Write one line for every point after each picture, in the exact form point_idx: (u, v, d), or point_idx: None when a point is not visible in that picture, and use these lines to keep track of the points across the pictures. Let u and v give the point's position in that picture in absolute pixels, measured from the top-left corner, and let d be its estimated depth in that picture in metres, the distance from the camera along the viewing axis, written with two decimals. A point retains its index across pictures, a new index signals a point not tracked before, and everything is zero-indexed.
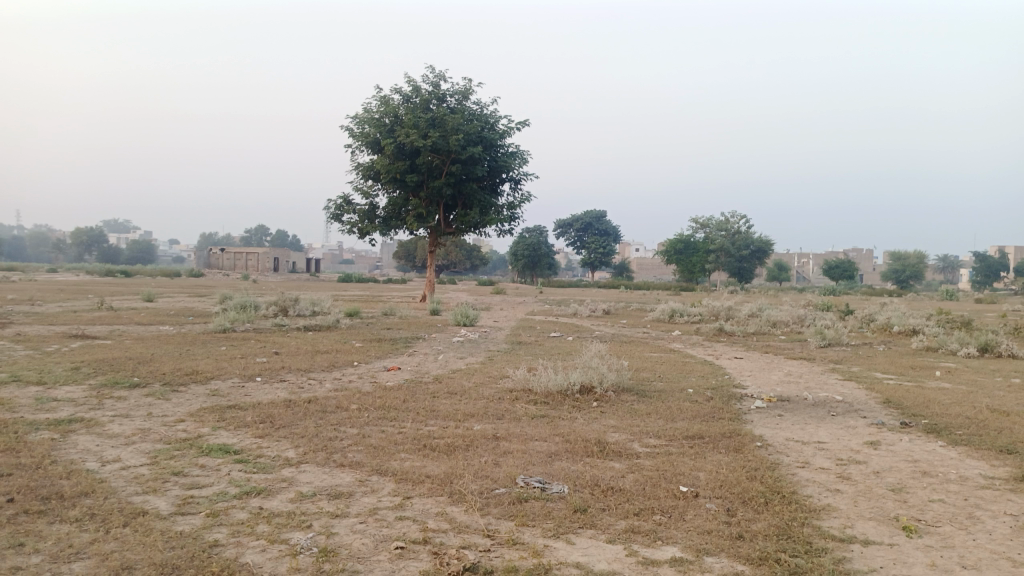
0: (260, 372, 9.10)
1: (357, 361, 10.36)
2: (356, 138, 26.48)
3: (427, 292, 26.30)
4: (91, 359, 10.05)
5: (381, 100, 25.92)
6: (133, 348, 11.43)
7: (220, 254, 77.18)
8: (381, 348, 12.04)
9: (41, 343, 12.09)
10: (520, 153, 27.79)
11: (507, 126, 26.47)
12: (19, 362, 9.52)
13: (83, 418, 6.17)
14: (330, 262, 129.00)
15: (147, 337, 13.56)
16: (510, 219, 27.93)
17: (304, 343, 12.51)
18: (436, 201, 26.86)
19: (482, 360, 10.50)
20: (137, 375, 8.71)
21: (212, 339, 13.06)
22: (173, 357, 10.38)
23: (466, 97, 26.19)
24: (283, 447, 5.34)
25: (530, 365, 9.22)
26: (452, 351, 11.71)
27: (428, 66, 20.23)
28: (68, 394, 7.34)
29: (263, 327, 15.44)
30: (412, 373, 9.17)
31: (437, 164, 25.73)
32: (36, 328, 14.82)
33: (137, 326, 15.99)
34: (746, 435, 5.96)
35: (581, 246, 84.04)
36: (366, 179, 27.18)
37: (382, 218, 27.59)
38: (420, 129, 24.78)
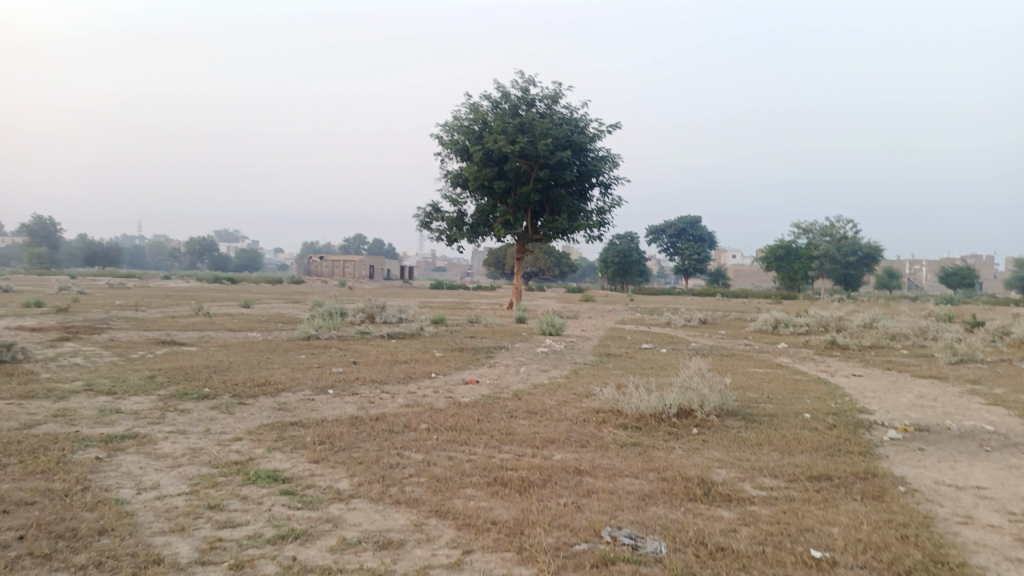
0: (332, 384, 8.63)
1: (435, 372, 9.77)
2: (445, 146, 26.31)
3: (514, 299, 25.72)
4: (170, 366, 9.90)
5: (470, 106, 25.67)
6: (214, 356, 11.27)
7: (318, 263, 79.79)
8: (462, 359, 11.42)
9: (130, 349, 12.17)
10: (611, 157, 26.86)
11: (598, 129, 25.61)
12: (99, 369, 9.44)
13: (137, 434, 5.77)
14: (423, 270, 131.63)
15: (232, 344, 13.49)
16: (600, 225, 27.00)
17: (385, 352, 12.07)
18: (524, 207, 26.27)
19: (567, 375, 9.69)
20: (210, 385, 8.41)
21: (294, 346, 12.85)
22: (250, 366, 10.10)
23: (555, 101, 25.56)
24: (337, 476, 4.71)
25: (619, 382, 8.34)
26: (536, 363, 10.97)
27: (519, 72, 20.79)
28: (132, 405, 7.03)
29: (346, 334, 15.21)
30: (491, 387, 8.47)
31: (526, 169, 25.16)
32: (132, 333, 15.11)
33: (227, 332, 16.10)
34: (884, 477, 4.90)
35: (674, 252, 81.84)
36: (454, 186, 26.95)
37: (470, 225, 27.26)
38: (508, 134, 24.34)
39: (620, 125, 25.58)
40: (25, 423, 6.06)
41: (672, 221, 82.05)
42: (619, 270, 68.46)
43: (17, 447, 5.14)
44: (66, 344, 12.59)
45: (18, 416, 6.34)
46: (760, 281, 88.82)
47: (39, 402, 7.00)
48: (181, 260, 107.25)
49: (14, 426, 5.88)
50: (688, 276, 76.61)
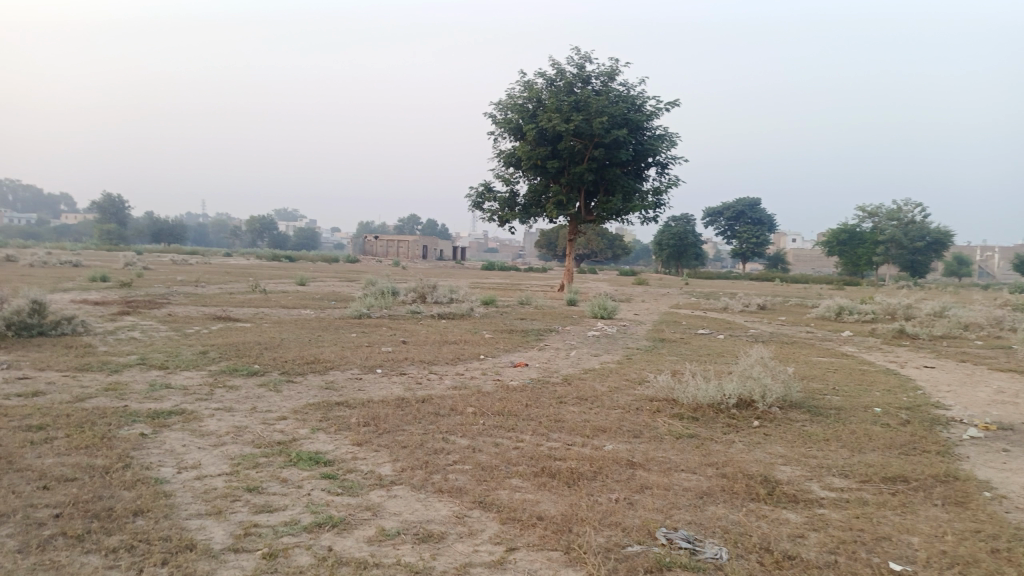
0: (380, 363, 8.52)
1: (484, 354, 9.59)
2: (499, 125, 26.02)
3: (565, 281, 25.39)
4: (222, 342, 9.96)
5: (524, 84, 25.28)
6: (266, 332, 11.33)
7: (373, 242, 80.83)
8: (511, 340, 11.21)
9: (186, 324, 12.35)
10: (669, 136, 26.14)
11: (656, 107, 24.94)
12: (155, 344, 9.58)
13: (184, 411, 5.73)
14: (476, 250, 132.10)
15: (285, 321, 13.59)
16: (656, 206, 26.41)
17: (434, 332, 11.97)
18: (577, 187, 25.85)
19: (620, 360, 9.39)
20: (259, 361, 8.40)
21: (346, 324, 12.87)
22: (300, 343, 10.09)
23: (611, 79, 24.95)
24: (379, 460, 4.54)
25: (675, 369, 8.01)
26: (587, 346, 10.69)
27: (570, 47, 19.23)
28: (182, 381, 7.04)
29: (397, 313, 15.17)
30: (541, 371, 8.23)
31: (580, 149, 24.70)
32: (190, 308, 15.40)
33: (282, 309, 16.29)
34: (969, 481, 4.49)
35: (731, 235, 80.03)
36: (507, 166, 26.67)
37: (522, 205, 26.98)
38: (562, 113, 23.89)
39: (678, 103, 24.84)
40: (77, 396, 6.11)
41: (730, 203, 80.13)
42: (674, 253, 67.28)
43: (67, 421, 5.15)
44: (126, 317, 12.87)
45: (72, 389, 6.40)
46: (821, 266, 86.18)
47: (93, 376, 7.07)
48: (242, 238, 110.08)
49: (67, 399, 5.92)
50: (746, 260, 74.82)
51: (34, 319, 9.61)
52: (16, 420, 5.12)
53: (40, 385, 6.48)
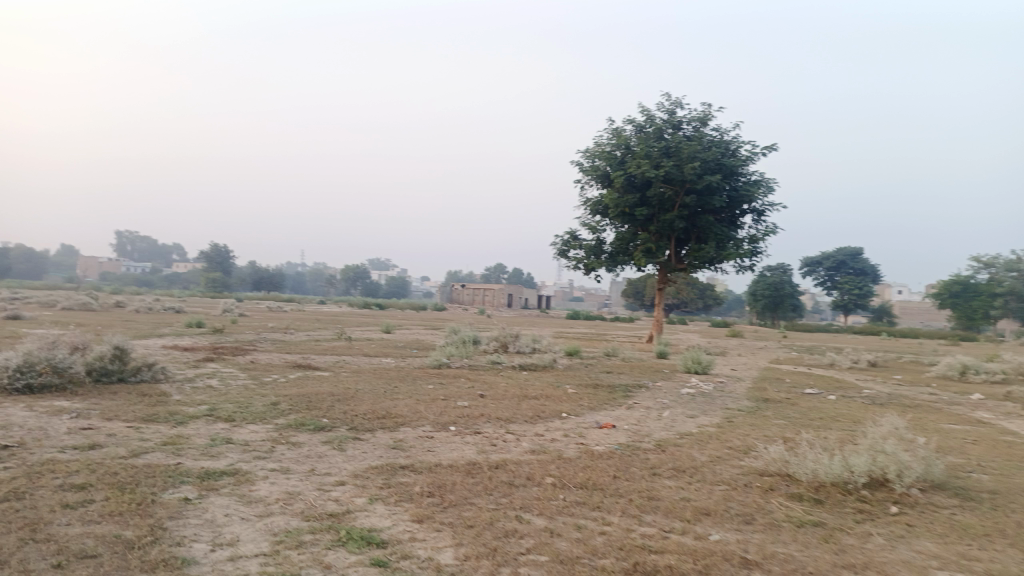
0: (455, 418, 7.92)
1: (567, 412, 8.82)
2: (586, 173, 25.63)
3: (654, 332, 24.33)
4: (295, 392, 9.63)
5: (613, 131, 24.87)
6: (342, 382, 10.97)
7: (461, 291, 81.76)
8: (597, 396, 10.40)
9: (266, 372, 12.17)
10: (765, 182, 25.01)
11: (751, 152, 23.95)
12: (229, 393, 9.33)
13: (237, 471, 5.26)
14: (562, 299, 131.64)
15: (364, 370, 13.26)
16: (751, 254, 25.18)
17: (515, 385, 11.32)
18: (667, 235, 24.98)
19: (718, 424, 8.43)
20: (329, 414, 7.95)
21: (425, 375, 12.41)
22: (374, 394, 9.64)
23: (704, 124, 24.22)
24: (441, 543, 3.88)
25: (785, 438, 7.03)
26: (681, 406, 9.76)
27: (664, 94, 19.86)
28: (245, 435, 6.62)
29: (478, 364, 14.62)
30: (629, 434, 7.41)
31: (670, 195, 23.91)
32: (273, 356, 15.35)
33: (363, 358, 16.04)
34: None
35: (831, 286, 76.35)
36: (594, 214, 26.14)
37: (608, 254, 26.26)
38: (651, 159, 23.28)
39: (775, 147, 23.75)
40: (133, 451, 5.75)
41: (830, 253, 76.66)
42: (769, 304, 64.54)
43: (111, 480, 4.74)
44: (209, 364, 12.85)
45: (130, 442, 6.07)
46: (930, 319, 80.78)
47: (157, 428, 6.76)
48: (336, 287, 113.97)
49: (122, 455, 5.57)
50: (847, 313, 70.99)
51: (115, 365, 9.58)
52: (60, 477, 4.76)
53: (100, 437, 6.19)
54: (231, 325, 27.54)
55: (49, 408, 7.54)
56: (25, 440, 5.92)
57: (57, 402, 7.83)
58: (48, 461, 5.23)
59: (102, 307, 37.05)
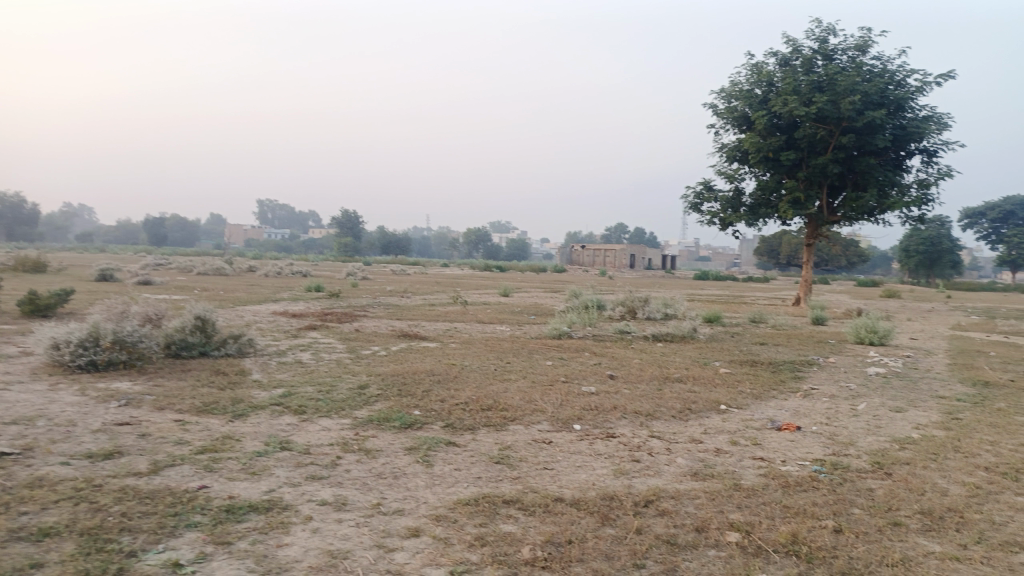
0: (580, 412, 6.08)
1: (727, 404, 6.78)
2: (722, 116, 22.82)
3: (802, 292, 21.35)
4: (392, 368, 8.14)
5: (753, 67, 21.90)
6: (446, 355, 9.39)
7: (582, 251, 79.99)
8: (760, 380, 8.26)
9: (367, 341, 10.86)
10: (939, 117, 21.23)
11: (923, 81, 20.31)
12: (316, 372, 7.98)
13: (272, 503, 3.69)
14: (687, 259, 126.60)
15: (474, 339, 11.69)
16: (920, 201, 21.62)
17: (652, 362, 9.37)
18: (818, 182, 21.80)
19: (943, 427, 6.13)
20: (424, 401, 6.33)
21: (544, 347, 10.65)
22: (482, 372, 7.96)
23: (863, 52, 20.81)
24: None
25: None
26: (877, 396, 7.45)
27: (815, 21, 17.57)
28: (308, 437, 5.12)
29: (603, 333, 12.71)
30: (825, 446, 5.32)
31: (823, 136, 20.74)
32: (380, 322, 14.12)
33: (476, 325, 14.53)
34: None
35: (997, 239, 67.91)
36: (731, 162, 23.33)
37: (748, 206, 23.39)
38: (801, 95, 20.22)
39: (954, 74, 20.03)
40: (154, 462, 4.34)
41: (996, 203, 68.05)
42: (924, 260, 58.05)
43: (88, 525, 3.28)
44: (309, 333, 11.69)
45: (161, 448, 4.68)
46: None
47: (207, 425, 5.38)
48: (459, 249, 115.36)
49: (135, 472, 4.15)
50: (1016, 268, 62.88)
51: (196, 337, 8.55)
52: (25, 517, 3.37)
53: (131, 440, 4.85)
54: (350, 289, 27.04)
55: (100, 391, 6.39)
56: (36, 443, 4.66)
57: (116, 385, 6.69)
58: (34, 481, 3.87)
59: (232, 272, 37.97)
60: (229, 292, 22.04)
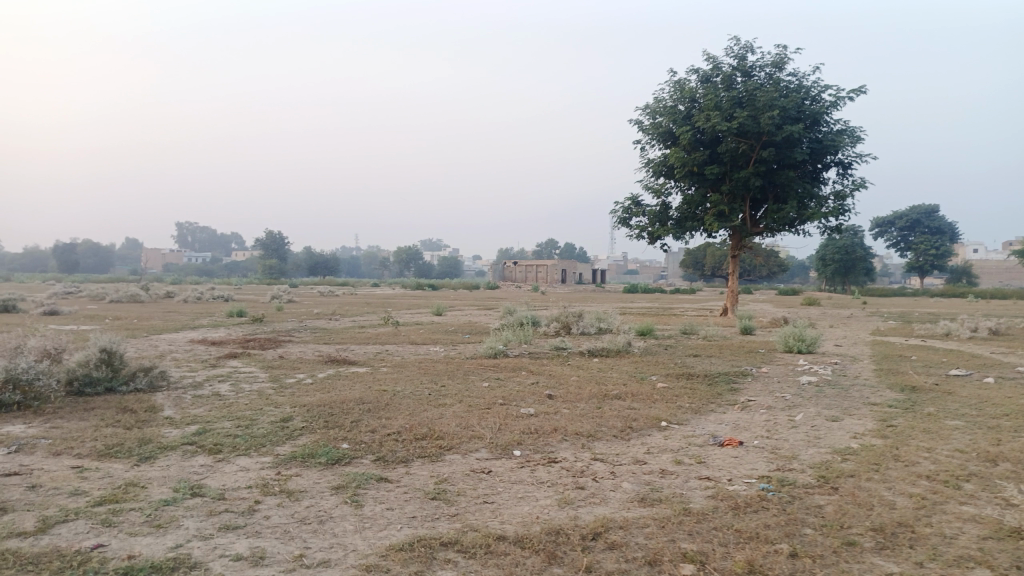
0: (520, 437, 5.81)
1: (667, 421, 6.65)
2: (647, 132, 23.17)
3: (729, 302, 21.74)
4: (318, 397, 7.69)
5: (675, 84, 22.35)
6: (377, 380, 8.98)
7: (513, 268, 80.17)
8: (698, 394, 8.19)
9: (292, 368, 10.33)
10: (851, 130, 22.11)
11: (836, 97, 21.12)
12: (235, 404, 7.45)
13: (178, 562, 3.26)
14: (616, 273, 128.72)
15: (407, 362, 11.29)
16: (837, 212, 22.43)
17: (590, 379, 9.20)
18: (741, 195, 22.35)
19: (880, 436, 6.14)
20: (353, 432, 5.94)
21: (479, 368, 10.36)
22: (415, 398, 7.59)
23: (779, 69, 21.51)
24: None
25: (1007, 479, 4.73)
26: (812, 406, 7.47)
27: (733, 37, 18.08)
28: (224, 480, 4.67)
29: (539, 351, 12.51)
30: (770, 461, 5.22)
31: (744, 151, 21.29)
32: (307, 347, 13.51)
33: (408, 346, 14.11)
34: None
35: (904, 246, 71.57)
36: (657, 177, 23.69)
37: (675, 220, 23.78)
38: (722, 111, 20.72)
39: (864, 90, 20.91)
40: (42, 520, 3.82)
41: (903, 212, 71.74)
42: (840, 269, 60.60)
43: None
44: (230, 362, 11.03)
45: (52, 501, 4.16)
46: (1011, 278, 75.78)
47: (109, 471, 4.85)
48: (389, 269, 113.91)
49: (19, 532, 3.64)
50: (923, 274, 66.36)
51: (101, 372, 7.89)
52: None
53: (17, 493, 4.30)
54: (275, 313, 26.08)
55: None
56: None
57: (6, 428, 6.03)
58: None
59: (149, 298, 36.17)
60: (144, 320, 20.86)
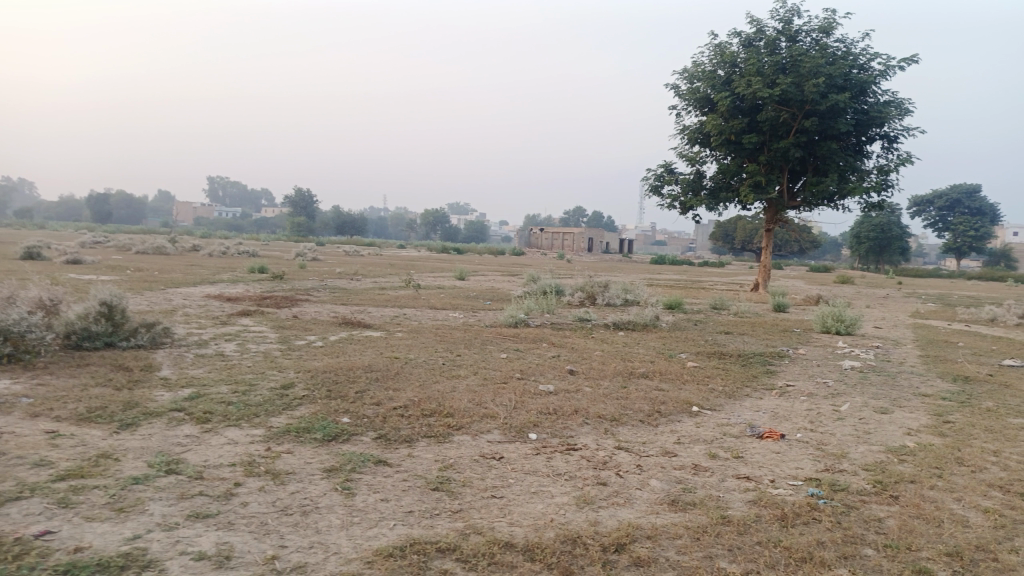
0: (537, 418, 5.29)
1: (699, 405, 6.09)
2: (684, 97, 22.19)
3: (761, 277, 20.92)
4: (325, 362, 7.23)
5: (716, 47, 21.29)
6: (390, 347, 8.51)
7: (540, 234, 79.40)
8: (732, 375, 7.59)
9: (303, 329, 9.90)
10: (901, 101, 20.94)
11: (887, 65, 19.95)
12: (237, 366, 7.02)
13: (130, 559, 2.80)
14: (644, 243, 127.29)
15: (423, 328, 10.82)
16: (880, 187, 21.39)
17: (615, 354, 8.65)
18: (780, 166, 21.38)
19: (937, 433, 5.52)
20: (356, 404, 5.45)
21: (498, 337, 9.85)
22: (427, 367, 7.11)
23: (828, 34, 20.35)
24: None
25: None
26: (858, 395, 6.84)
27: (780, 1, 16.57)
28: (207, 456, 4.21)
29: (562, 321, 11.96)
30: (817, 459, 4.64)
31: (786, 120, 20.27)
32: (322, 308, 13.08)
33: (427, 311, 13.64)
34: None
35: (943, 226, 69.34)
36: (692, 144, 22.75)
37: (708, 189, 22.88)
38: (765, 77, 19.68)
39: (917, 59, 19.72)
40: None
41: (943, 191, 69.38)
42: (874, 247, 58.97)
43: None
44: (240, 320, 10.63)
45: (11, 473, 3.72)
46: None
47: (85, 439, 4.42)
48: (415, 230, 113.62)
49: None
50: (961, 256, 64.37)
51: (100, 327, 7.51)
52: None
53: None
54: (297, 271, 25.79)
55: None
56: None
57: None
58: None
59: (172, 250, 36.18)
60: (163, 272, 20.63)
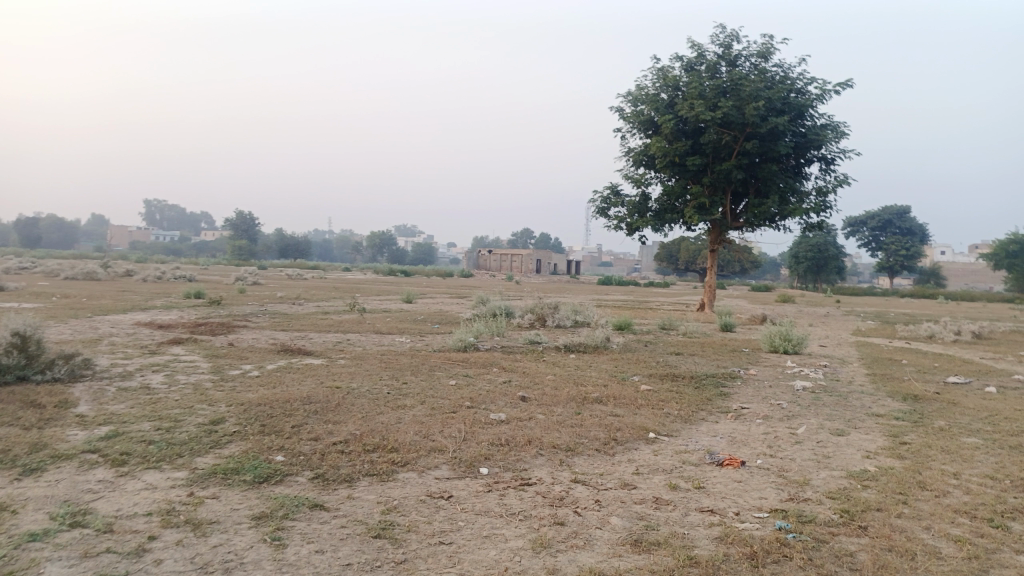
0: (488, 450, 4.98)
1: (656, 431, 5.87)
2: (628, 120, 22.39)
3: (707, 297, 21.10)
4: (261, 394, 6.78)
5: (659, 71, 21.58)
6: (332, 375, 8.08)
7: (488, 256, 79.28)
8: (687, 399, 7.42)
9: (240, 358, 9.37)
10: (836, 125, 21.55)
11: (822, 90, 20.54)
12: (163, 400, 6.51)
13: None
14: (591, 265, 128.52)
15: (368, 354, 10.39)
16: (819, 208, 21.89)
17: (567, 378, 8.40)
18: (723, 188, 21.70)
19: (896, 456, 5.41)
20: (292, 440, 5.04)
21: (447, 363, 9.50)
22: (371, 397, 6.72)
23: (766, 59, 20.86)
24: None
25: None
26: (814, 417, 6.73)
27: (720, 26, 17.66)
28: (119, 505, 3.75)
29: (512, 344, 11.68)
30: (780, 488, 4.44)
31: (728, 142, 20.61)
32: (261, 334, 12.51)
33: (372, 336, 13.19)
34: None
35: (876, 246, 71.93)
36: (638, 167, 22.94)
37: (654, 211, 23.06)
38: (707, 100, 20.00)
39: (850, 84, 20.36)
40: None
41: (875, 212, 72.04)
42: (812, 267, 60.68)
43: None
44: (172, 349, 10.02)
45: None
46: (977, 282, 76.84)
47: None
48: (362, 253, 112.25)
49: None
50: (893, 275, 66.76)
51: (11, 359, 6.89)
52: None
53: None
54: (236, 295, 24.92)
55: None
56: None
57: None
58: None
59: (105, 276, 34.70)
60: (92, 299, 19.62)
